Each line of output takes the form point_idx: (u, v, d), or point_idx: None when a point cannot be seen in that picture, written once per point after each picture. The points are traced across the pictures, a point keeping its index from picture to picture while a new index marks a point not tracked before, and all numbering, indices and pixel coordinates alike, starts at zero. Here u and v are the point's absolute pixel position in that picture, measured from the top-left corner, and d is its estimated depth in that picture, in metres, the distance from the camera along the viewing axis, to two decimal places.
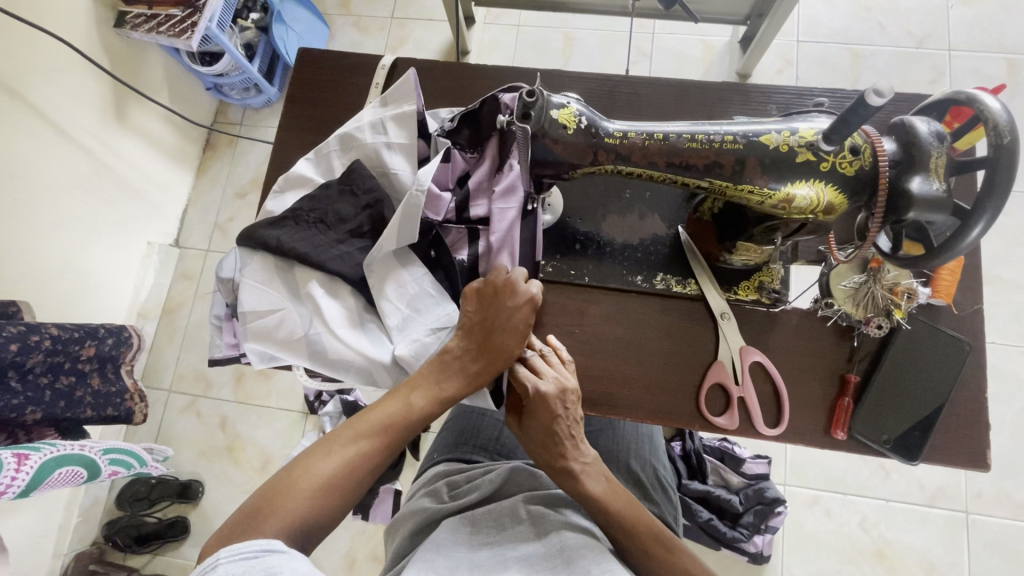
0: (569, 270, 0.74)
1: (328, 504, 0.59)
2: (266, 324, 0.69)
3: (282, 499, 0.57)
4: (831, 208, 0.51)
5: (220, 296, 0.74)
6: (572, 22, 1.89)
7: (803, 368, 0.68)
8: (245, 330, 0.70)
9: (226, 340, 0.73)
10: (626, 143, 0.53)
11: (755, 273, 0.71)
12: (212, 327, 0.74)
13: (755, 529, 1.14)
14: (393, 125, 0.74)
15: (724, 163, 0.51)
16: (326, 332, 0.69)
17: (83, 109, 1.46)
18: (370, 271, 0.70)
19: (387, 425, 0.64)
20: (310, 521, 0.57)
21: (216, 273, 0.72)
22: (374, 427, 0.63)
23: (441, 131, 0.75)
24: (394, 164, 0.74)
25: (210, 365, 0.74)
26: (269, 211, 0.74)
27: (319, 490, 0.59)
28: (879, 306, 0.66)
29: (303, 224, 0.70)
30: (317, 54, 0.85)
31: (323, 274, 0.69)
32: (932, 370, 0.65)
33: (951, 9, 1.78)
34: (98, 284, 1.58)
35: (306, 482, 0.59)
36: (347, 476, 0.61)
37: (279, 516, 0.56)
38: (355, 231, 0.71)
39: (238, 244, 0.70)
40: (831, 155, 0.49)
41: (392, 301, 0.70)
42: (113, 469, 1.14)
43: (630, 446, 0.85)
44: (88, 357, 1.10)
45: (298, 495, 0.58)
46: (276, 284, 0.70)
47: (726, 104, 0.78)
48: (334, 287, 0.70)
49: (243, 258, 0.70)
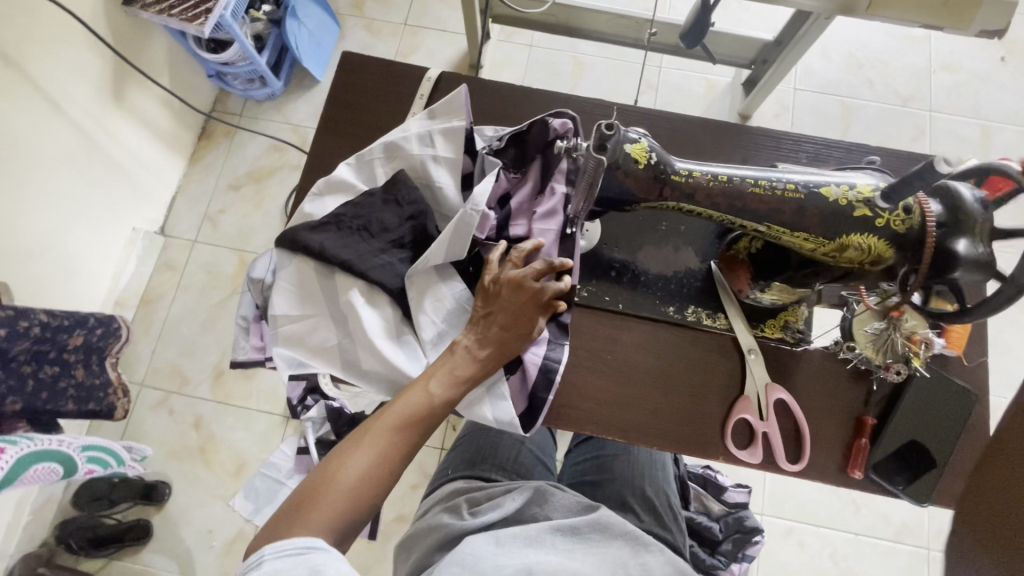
0: (604, 296, 0.75)
1: (364, 496, 0.60)
2: (299, 330, 0.69)
3: (321, 497, 0.59)
4: (879, 256, 0.54)
5: (249, 297, 0.74)
6: (583, 47, 1.93)
7: (824, 406, 0.71)
8: (275, 334, 0.69)
9: (253, 342, 0.72)
10: (691, 182, 0.55)
11: (781, 312, 0.74)
12: (238, 328, 0.73)
13: (733, 557, 1.11)
14: (441, 138, 0.74)
15: (785, 210, 0.53)
16: (362, 341, 0.68)
17: (80, 85, 1.40)
18: (410, 282, 0.70)
19: (409, 418, 0.63)
20: (348, 516, 0.59)
21: (248, 272, 0.73)
22: (397, 419, 0.63)
23: (489, 150, 0.76)
24: (441, 178, 0.74)
25: (232, 367, 0.72)
26: (307, 213, 0.73)
27: (352, 483, 0.60)
28: (898, 353, 0.69)
29: (345, 231, 0.70)
30: (359, 59, 0.85)
31: (364, 282, 0.69)
32: (941, 421, 0.68)
33: (934, 73, 1.92)
34: (76, 268, 1.50)
35: (342, 478, 0.60)
36: (379, 469, 0.61)
37: (320, 514, 0.58)
38: (397, 241, 0.71)
39: (276, 246, 0.69)
40: (886, 212, 0.52)
41: (429, 313, 0.70)
42: (88, 467, 1.07)
43: (646, 473, 0.86)
44: (75, 347, 1.04)
45: (336, 491, 0.59)
46: (313, 290, 0.69)
47: (759, 149, 0.81)
48: (372, 296, 0.69)
49: (280, 260, 0.69)
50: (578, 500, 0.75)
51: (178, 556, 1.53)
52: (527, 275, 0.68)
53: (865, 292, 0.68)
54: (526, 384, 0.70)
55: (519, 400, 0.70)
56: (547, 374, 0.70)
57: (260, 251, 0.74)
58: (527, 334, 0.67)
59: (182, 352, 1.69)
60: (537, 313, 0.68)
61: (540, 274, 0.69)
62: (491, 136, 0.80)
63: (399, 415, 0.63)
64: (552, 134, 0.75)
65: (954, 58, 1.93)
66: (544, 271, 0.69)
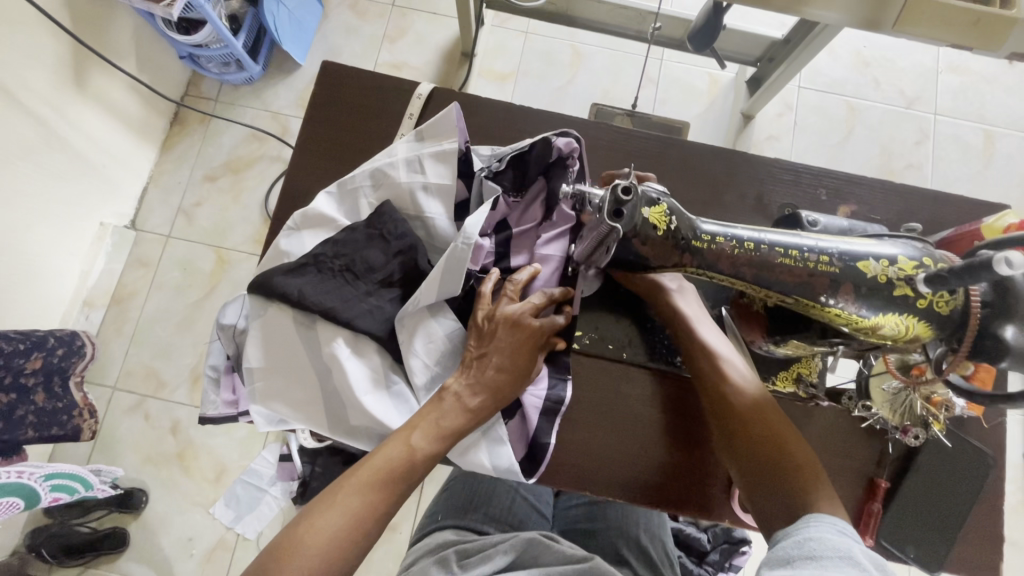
0: (608, 344, 0.70)
1: (338, 560, 0.52)
2: (276, 385, 0.63)
3: (288, 560, 0.51)
4: (914, 339, 0.49)
5: (219, 345, 0.68)
6: (581, 37, 1.83)
7: (836, 467, 0.68)
8: (252, 390, 0.63)
9: (224, 397, 0.67)
10: (714, 248, 0.49)
11: (794, 364, 0.69)
12: (207, 382, 0.67)
13: (719, 567, 1.04)
14: (433, 165, 0.67)
15: (816, 284, 0.48)
16: (348, 397, 0.62)
17: (36, 71, 1.28)
18: (401, 324, 0.64)
19: (388, 469, 0.56)
20: None
21: (217, 318, 0.67)
22: (376, 471, 0.56)
23: (487, 171, 0.68)
24: (433, 209, 0.67)
25: (200, 423, 0.67)
26: (282, 251, 0.66)
27: (326, 544, 0.52)
28: (917, 416, 0.65)
29: (326, 272, 0.63)
30: (342, 72, 0.77)
31: (348, 331, 0.63)
32: (957, 486, 0.65)
33: (941, 74, 1.85)
34: (39, 268, 1.40)
35: (313, 538, 0.52)
36: (354, 530, 0.53)
37: None
38: (385, 281, 0.65)
39: (249, 293, 0.63)
40: (929, 292, 0.47)
41: (420, 355, 0.64)
42: (52, 496, 1.01)
43: (640, 520, 0.83)
44: (33, 371, 0.97)
45: (306, 553, 0.51)
46: (293, 341, 0.63)
47: (777, 182, 0.75)
48: (358, 344, 0.63)
49: (256, 309, 0.63)
50: (572, 551, 0.71)
51: (157, 565, 1.48)
52: (525, 311, 0.62)
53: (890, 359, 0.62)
54: (527, 427, 0.65)
55: (521, 445, 0.65)
56: (547, 416, 0.65)
57: (230, 294, 0.68)
58: (524, 377, 0.62)
59: (156, 354, 1.60)
60: (535, 353, 0.63)
61: (538, 310, 0.64)
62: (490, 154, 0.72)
63: (378, 468, 0.56)
64: (556, 155, 0.68)
65: (962, 59, 1.86)
66: (542, 306, 0.64)
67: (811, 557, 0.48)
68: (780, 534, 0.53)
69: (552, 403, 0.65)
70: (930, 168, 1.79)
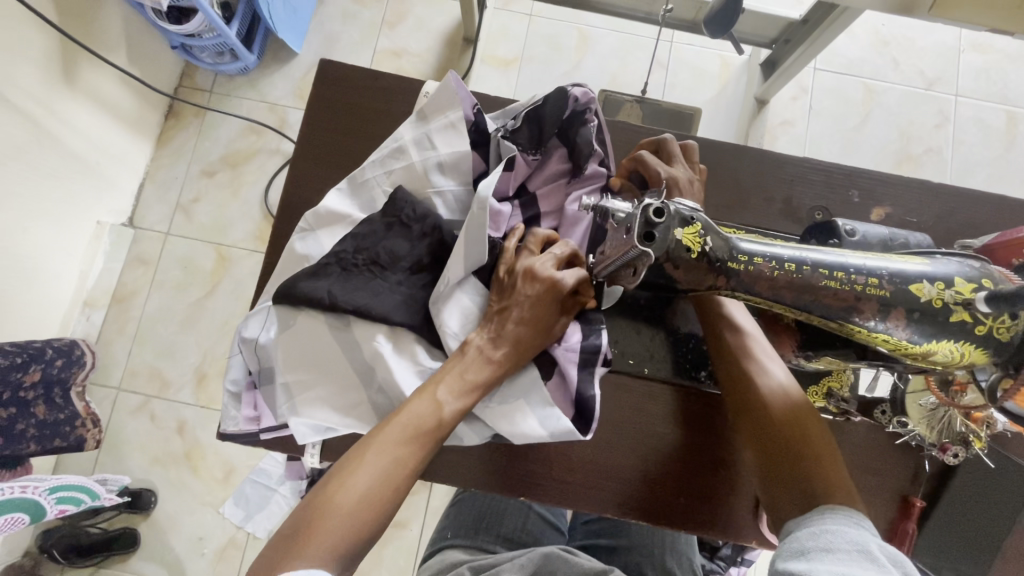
0: (628, 358, 0.66)
1: (369, 521, 0.48)
2: (318, 390, 0.59)
3: (320, 521, 0.47)
4: (967, 365, 0.45)
5: (240, 359, 0.63)
6: (588, 19, 1.76)
7: (868, 486, 0.64)
8: (292, 402, 0.60)
9: (246, 413, 0.62)
10: (752, 270, 0.45)
11: (825, 377, 0.66)
12: (227, 398, 0.62)
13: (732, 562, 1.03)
14: (445, 141, 0.63)
15: (864, 309, 0.44)
16: (393, 393, 0.58)
17: (22, 68, 1.22)
18: (434, 307, 0.59)
19: (416, 428, 0.52)
20: (352, 544, 0.47)
21: (237, 332, 0.61)
22: (404, 428, 0.52)
23: (503, 131, 0.64)
24: (452, 184, 0.64)
25: (221, 440, 0.62)
26: (300, 255, 0.62)
27: (358, 505, 0.48)
28: (956, 434, 0.61)
29: (351, 269, 0.60)
30: (345, 68, 0.73)
31: (386, 326, 0.59)
32: (999, 505, 0.62)
33: (963, 53, 1.78)
34: (35, 270, 1.36)
35: (344, 497, 0.48)
36: (386, 490, 0.50)
37: (321, 538, 0.46)
38: (414, 268, 0.61)
39: (274, 302, 0.59)
40: (988, 318, 0.42)
41: (456, 334, 0.59)
42: (59, 508, 0.99)
43: (664, 540, 0.79)
44: (32, 382, 0.94)
45: (338, 513, 0.47)
46: (329, 344, 0.59)
47: (804, 182, 0.71)
48: (399, 338, 0.60)
49: (283, 319, 0.60)
50: (590, 564, 0.71)
51: (168, 564, 1.47)
52: (546, 262, 0.57)
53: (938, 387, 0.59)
54: (568, 386, 0.60)
55: (563, 403, 0.60)
56: (587, 368, 0.59)
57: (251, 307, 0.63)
58: (550, 330, 0.58)
59: (159, 355, 1.58)
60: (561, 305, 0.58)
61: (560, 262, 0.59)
62: (501, 114, 0.68)
63: (405, 426, 0.52)
64: (571, 107, 0.64)
65: (985, 37, 1.79)
66: (564, 258, 0.59)
67: (828, 550, 0.46)
68: (789, 523, 0.50)
69: (589, 352, 0.60)
70: (950, 153, 1.73)
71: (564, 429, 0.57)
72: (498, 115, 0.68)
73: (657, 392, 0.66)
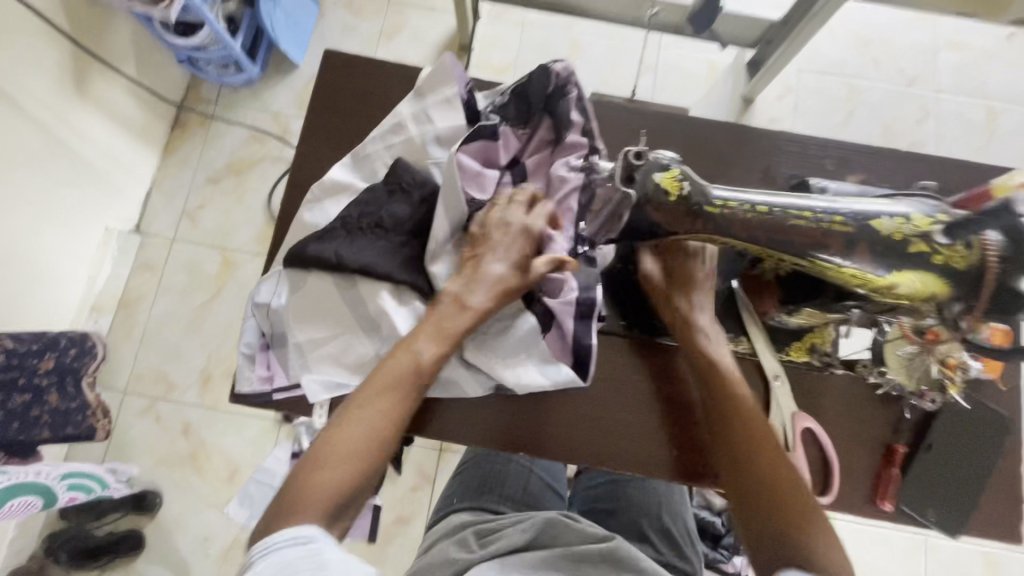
0: (620, 321, 0.70)
1: (364, 467, 0.53)
2: (328, 347, 0.64)
3: (319, 471, 0.51)
4: (929, 299, 0.49)
5: (253, 323, 0.67)
6: (578, 27, 1.83)
7: (852, 437, 0.67)
8: (305, 360, 0.64)
9: (259, 373, 0.66)
10: (727, 214, 0.49)
11: (807, 334, 0.69)
12: (242, 359, 0.66)
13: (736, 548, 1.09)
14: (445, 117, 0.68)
15: (831, 245, 0.48)
16: None
17: (38, 78, 1.27)
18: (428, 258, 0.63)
19: (398, 379, 0.57)
20: (350, 489, 0.52)
21: (251, 297, 0.66)
22: (386, 380, 0.56)
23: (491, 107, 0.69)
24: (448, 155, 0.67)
25: (235, 400, 0.66)
26: (308, 225, 0.66)
27: (352, 453, 0.53)
28: (933, 380, 0.64)
29: (355, 232, 0.63)
30: (346, 59, 0.78)
31: (391, 284, 0.63)
32: (976, 450, 0.65)
33: (940, 51, 1.85)
34: (46, 274, 1.40)
35: (337, 448, 0.53)
36: (376, 438, 0.54)
37: (321, 485, 0.51)
38: (416, 230, 0.65)
39: (286, 264, 0.63)
40: (944, 248, 0.46)
41: None
42: (70, 495, 1.01)
43: (661, 500, 0.81)
44: (47, 371, 0.98)
45: (333, 462, 0.52)
46: (337, 302, 0.63)
47: (779, 152, 0.75)
48: (402, 295, 0.63)
49: (295, 280, 0.64)
50: (592, 530, 0.73)
51: (173, 565, 1.48)
52: (511, 216, 0.63)
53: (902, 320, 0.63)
54: (565, 335, 0.65)
55: (562, 351, 0.66)
56: (583, 318, 0.65)
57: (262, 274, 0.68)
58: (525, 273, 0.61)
59: (164, 358, 1.61)
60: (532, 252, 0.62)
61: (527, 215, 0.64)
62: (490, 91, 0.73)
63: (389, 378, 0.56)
64: (554, 82, 0.67)
65: (961, 35, 1.86)
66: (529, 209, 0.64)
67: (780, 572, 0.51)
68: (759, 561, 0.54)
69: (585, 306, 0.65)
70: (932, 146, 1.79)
71: (565, 376, 0.65)
72: (488, 92, 0.73)
73: (646, 352, 0.70)
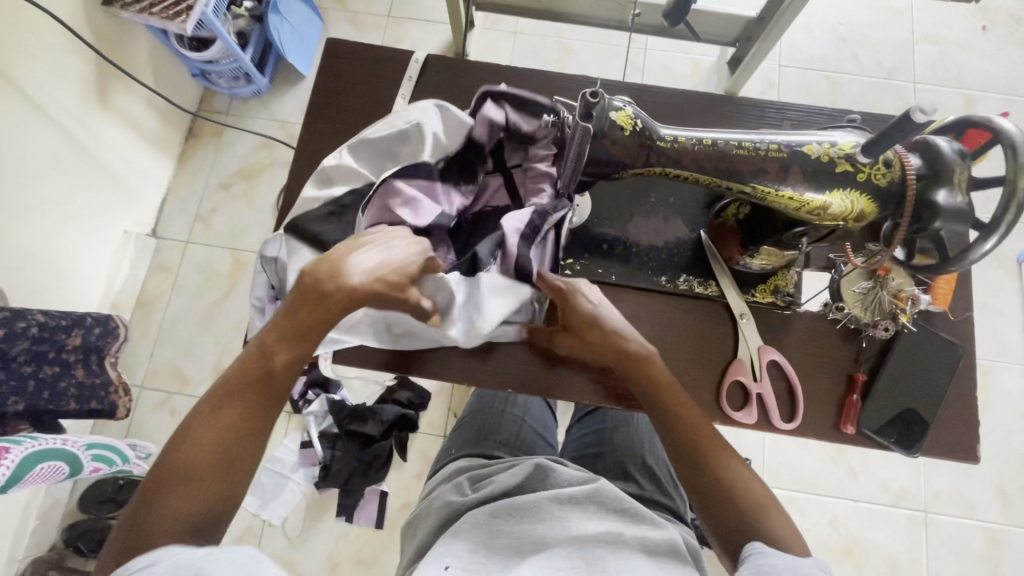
0: (598, 269, 0.76)
1: (212, 479, 0.56)
2: None
3: (165, 489, 0.54)
4: (862, 215, 0.56)
5: (263, 279, 0.75)
6: (568, 33, 1.93)
7: (815, 369, 0.73)
8: None
9: None
10: (677, 147, 0.57)
11: (771, 277, 0.75)
12: (253, 309, 0.74)
13: None
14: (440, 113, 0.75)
15: (769, 169, 0.56)
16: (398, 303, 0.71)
17: (65, 88, 1.36)
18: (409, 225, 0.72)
19: (244, 386, 0.59)
20: (201, 501, 0.55)
21: (259, 254, 0.74)
22: (237, 387, 0.59)
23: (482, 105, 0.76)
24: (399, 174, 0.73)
25: None
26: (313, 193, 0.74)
27: (199, 466, 0.55)
28: (885, 310, 0.71)
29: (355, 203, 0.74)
30: (348, 48, 0.86)
31: None
32: (930, 375, 0.71)
33: (917, 44, 1.88)
34: (70, 272, 1.48)
35: (185, 462, 0.56)
36: (226, 448, 0.57)
37: (168, 500, 0.54)
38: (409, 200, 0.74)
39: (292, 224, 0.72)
40: (867, 166, 0.54)
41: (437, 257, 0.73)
42: (94, 465, 1.09)
43: (644, 442, 0.89)
44: (74, 347, 1.05)
45: (179, 478, 0.55)
46: None
47: (742, 116, 0.82)
48: None
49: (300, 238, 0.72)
50: (577, 474, 0.76)
51: None
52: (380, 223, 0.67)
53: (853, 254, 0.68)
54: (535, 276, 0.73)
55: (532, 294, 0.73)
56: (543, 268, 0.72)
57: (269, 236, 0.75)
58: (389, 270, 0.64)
59: (180, 354, 1.67)
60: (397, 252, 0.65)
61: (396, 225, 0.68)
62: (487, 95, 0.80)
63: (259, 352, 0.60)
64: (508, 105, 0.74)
65: (938, 28, 1.88)
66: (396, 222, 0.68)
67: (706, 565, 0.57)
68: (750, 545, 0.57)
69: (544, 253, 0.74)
70: None
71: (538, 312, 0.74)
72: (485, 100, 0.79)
73: (620, 298, 0.76)
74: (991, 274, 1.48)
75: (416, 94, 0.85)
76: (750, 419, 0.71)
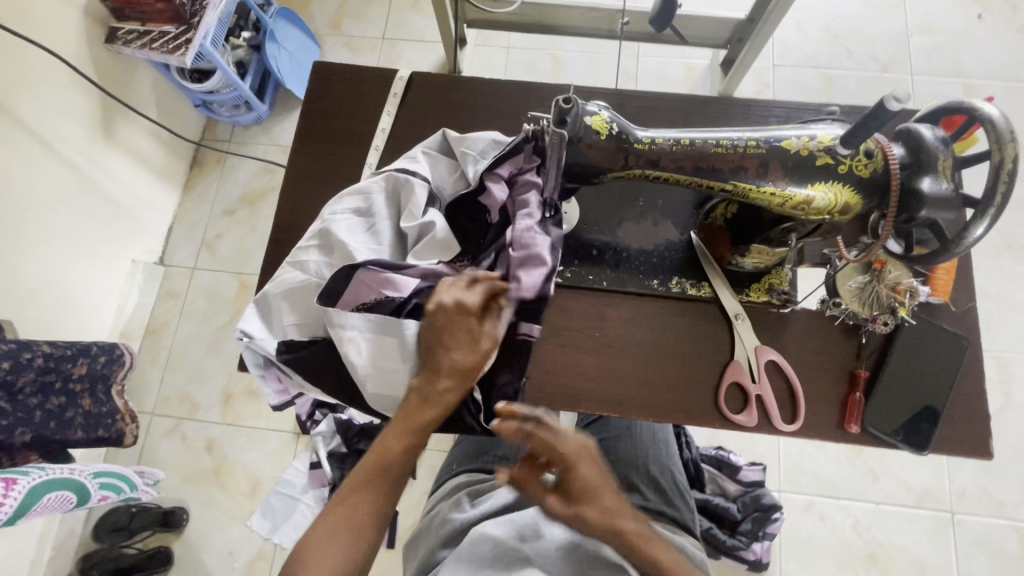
0: (587, 276, 0.76)
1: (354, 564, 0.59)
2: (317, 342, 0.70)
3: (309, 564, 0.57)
4: (848, 208, 0.56)
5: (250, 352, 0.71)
6: (560, 45, 1.94)
7: (815, 367, 0.71)
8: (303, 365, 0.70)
9: (275, 387, 0.73)
10: (654, 149, 0.58)
11: (765, 276, 0.74)
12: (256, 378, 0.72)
13: (753, 536, 1.14)
14: (432, 157, 0.75)
15: (748, 166, 0.57)
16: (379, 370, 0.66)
17: (69, 124, 1.40)
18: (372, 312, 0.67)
19: (375, 470, 0.61)
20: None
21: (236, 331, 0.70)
22: (364, 474, 0.61)
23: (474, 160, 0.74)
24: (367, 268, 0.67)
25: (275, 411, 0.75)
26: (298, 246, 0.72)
27: (335, 542, 0.58)
28: (884, 304, 0.69)
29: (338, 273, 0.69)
30: (339, 71, 0.88)
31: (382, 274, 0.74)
32: (936, 369, 0.69)
33: (913, 37, 1.86)
34: (81, 303, 1.50)
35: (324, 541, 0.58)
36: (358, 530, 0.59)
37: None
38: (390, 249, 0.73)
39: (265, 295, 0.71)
40: (847, 158, 0.54)
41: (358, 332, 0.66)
42: (102, 494, 1.10)
43: (647, 448, 0.89)
44: (79, 376, 1.06)
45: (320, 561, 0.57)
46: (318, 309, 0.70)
47: (729, 116, 0.81)
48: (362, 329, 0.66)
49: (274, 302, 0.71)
50: None
51: None
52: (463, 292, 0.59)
53: (843, 248, 0.67)
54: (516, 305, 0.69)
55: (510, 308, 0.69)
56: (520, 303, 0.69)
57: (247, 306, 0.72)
58: (477, 346, 0.61)
59: (188, 379, 1.66)
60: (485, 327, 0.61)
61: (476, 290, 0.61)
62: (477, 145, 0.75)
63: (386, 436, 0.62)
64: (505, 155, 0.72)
65: (932, 20, 1.87)
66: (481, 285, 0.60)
67: None
68: None
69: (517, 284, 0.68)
70: None
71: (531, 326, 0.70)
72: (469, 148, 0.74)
73: (605, 304, 0.75)
74: (1006, 264, 1.44)
75: (402, 112, 0.86)
76: (748, 422, 0.69)
